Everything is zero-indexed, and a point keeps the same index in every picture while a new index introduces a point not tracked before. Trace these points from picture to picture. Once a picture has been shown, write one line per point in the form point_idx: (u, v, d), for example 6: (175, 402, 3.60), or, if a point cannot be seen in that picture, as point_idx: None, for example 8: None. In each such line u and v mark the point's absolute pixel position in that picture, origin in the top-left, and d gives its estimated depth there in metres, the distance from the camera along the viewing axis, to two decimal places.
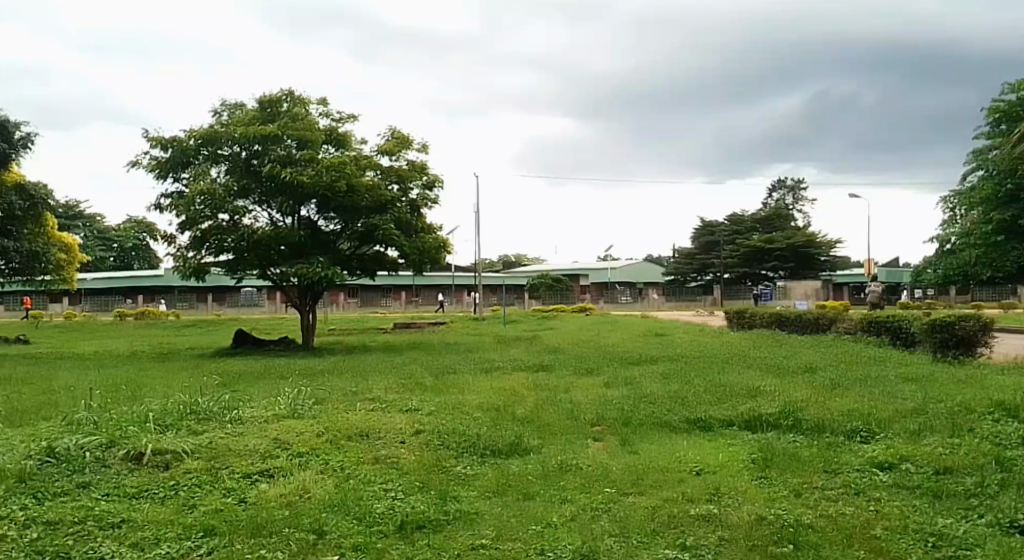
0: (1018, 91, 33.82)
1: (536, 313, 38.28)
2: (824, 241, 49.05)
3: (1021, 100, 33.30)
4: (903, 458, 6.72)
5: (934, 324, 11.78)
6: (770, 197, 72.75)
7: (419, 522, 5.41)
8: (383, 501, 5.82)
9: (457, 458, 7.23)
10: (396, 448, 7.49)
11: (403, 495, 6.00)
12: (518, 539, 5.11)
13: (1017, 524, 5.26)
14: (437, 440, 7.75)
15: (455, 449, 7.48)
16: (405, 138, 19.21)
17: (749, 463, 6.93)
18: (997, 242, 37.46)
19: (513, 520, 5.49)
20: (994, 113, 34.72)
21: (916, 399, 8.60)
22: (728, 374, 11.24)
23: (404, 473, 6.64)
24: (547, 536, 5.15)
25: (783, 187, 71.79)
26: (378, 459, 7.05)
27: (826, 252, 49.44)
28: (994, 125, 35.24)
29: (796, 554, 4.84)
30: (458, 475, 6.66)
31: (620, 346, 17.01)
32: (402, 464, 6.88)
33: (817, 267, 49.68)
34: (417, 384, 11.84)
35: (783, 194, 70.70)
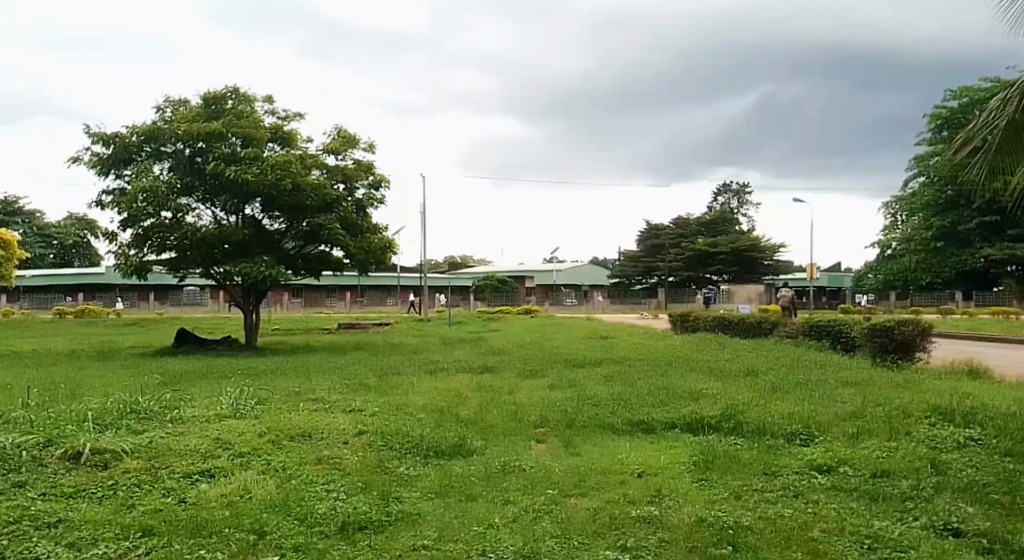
0: (960, 99, 35.23)
1: (483, 314, 38.30)
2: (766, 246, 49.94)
3: (962, 107, 34.73)
4: (841, 461, 6.93)
5: (874, 328, 12.14)
6: (714, 201, 73.98)
7: (361, 523, 5.37)
8: (325, 502, 5.76)
9: (401, 459, 7.20)
10: (339, 448, 7.43)
11: (345, 496, 5.96)
12: (460, 541, 5.12)
13: (951, 527, 5.47)
14: (381, 441, 7.71)
15: (400, 450, 7.46)
16: (352, 138, 19.07)
17: (691, 465, 7.07)
18: (937, 248, 39.20)
19: (455, 521, 5.50)
20: (935, 120, 36.10)
21: (854, 403, 8.82)
22: (671, 377, 11.43)
23: (348, 473, 6.59)
24: (489, 537, 5.18)
25: (727, 191, 73.33)
26: (321, 459, 6.99)
27: (769, 257, 50.39)
28: (934, 131, 36.62)
29: (734, 556, 4.96)
30: (401, 476, 6.64)
31: (565, 348, 17.04)
32: (345, 465, 6.83)
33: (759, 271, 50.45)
34: (362, 384, 11.80)
35: (727, 199, 72.38)
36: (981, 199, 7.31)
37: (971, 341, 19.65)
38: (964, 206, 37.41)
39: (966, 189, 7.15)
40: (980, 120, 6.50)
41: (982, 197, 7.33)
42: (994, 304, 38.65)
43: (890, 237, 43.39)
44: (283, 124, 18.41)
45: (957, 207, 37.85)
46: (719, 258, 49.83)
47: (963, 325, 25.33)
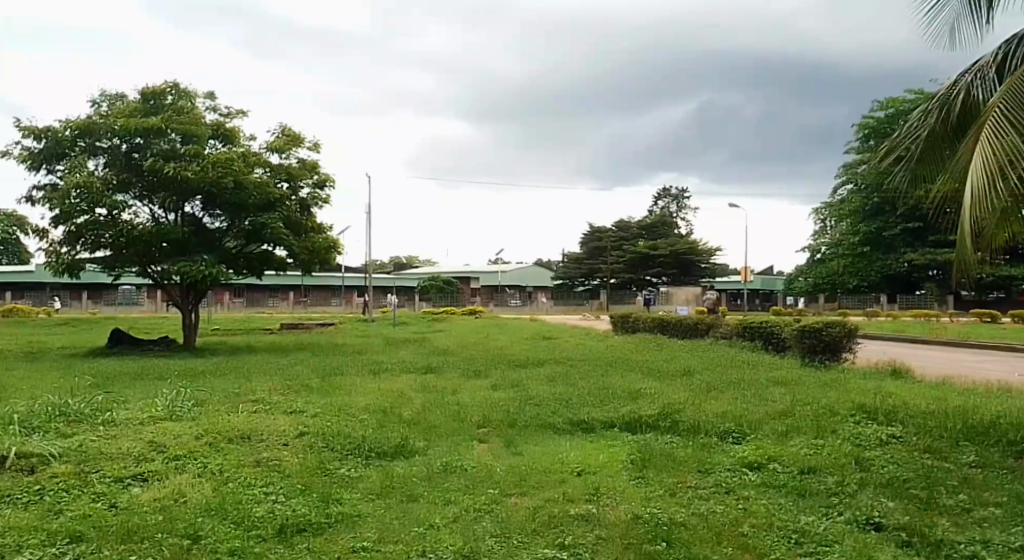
0: (886, 109, 36.28)
1: (428, 315, 38.30)
2: (704, 249, 50.66)
3: (887, 117, 35.83)
4: (770, 458, 7.14)
5: (804, 330, 12.49)
6: (655, 204, 74.94)
7: (299, 525, 5.38)
8: (263, 505, 5.73)
9: (341, 460, 7.19)
10: (278, 450, 7.39)
11: (283, 499, 5.94)
12: (399, 542, 5.15)
13: (872, 521, 5.70)
14: (321, 443, 7.69)
15: (341, 451, 7.45)
16: (297, 136, 18.91)
17: (629, 463, 7.19)
18: (862, 253, 40.45)
19: (395, 522, 5.53)
20: (863, 129, 37.12)
21: (785, 402, 9.08)
22: (611, 377, 11.59)
23: (287, 475, 6.57)
24: (429, 538, 5.22)
25: (668, 196, 74.33)
26: (259, 462, 6.93)
27: (706, 261, 51.12)
28: (862, 140, 37.69)
29: (667, 553, 5.08)
30: (342, 477, 6.64)
31: (510, 348, 17.16)
32: (285, 467, 6.80)
33: (698, 274, 51.29)
34: (302, 385, 11.72)
35: (667, 203, 73.36)
36: (905, 206, 7.59)
37: (898, 341, 20.31)
38: (892, 213, 38.57)
39: (890, 197, 7.42)
40: (904, 130, 6.75)
41: (905, 204, 7.63)
42: (915, 306, 40.36)
43: (818, 242, 44.74)
44: (225, 121, 18.14)
45: (886, 211, 38.98)
46: (659, 261, 50.51)
47: (886, 327, 26.23)
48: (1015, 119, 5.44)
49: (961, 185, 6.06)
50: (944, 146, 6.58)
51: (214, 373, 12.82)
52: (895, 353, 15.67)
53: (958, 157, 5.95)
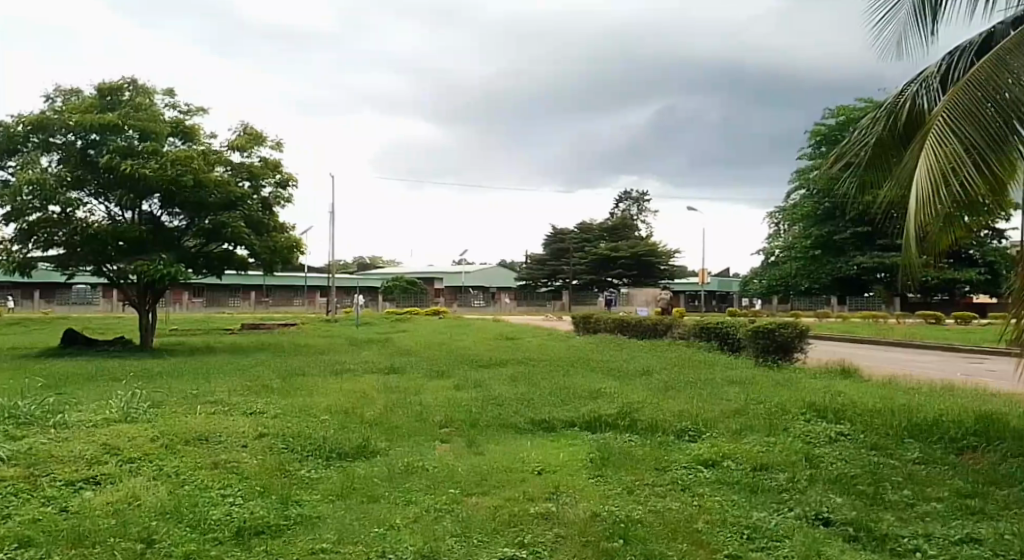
0: (838, 118, 36.97)
1: (390, 314, 38.47)
2: (664, 251, 51.09)
3: (838, 126, 36.53)
4: (725, 456, 7.30)
5: (758, 330, 12.71)
6: (616, 207, 75.47)
7: (257, 528, 5.39)
8: (220, 508, 5.73)
9: (301, 462, 7.20)
10: (237, 452, 7.37)
11: (241, 501, 5.94)
12: (358, 543, 5.20)
13: (821, 517, 5.86)
14: (281, 444, 7.68)
15: (301, 452, 7.46)
16: (259, 134, 18.78)
17: (588, 462, 7.30)
18: (814, 256, 41.59)
19: (355, 523, 5.57)
20: (814, 137, 37.76)
21: (739, 400, 9.26)
22: (572, 377, 11.72)
23: (246, 477, 6.56)
24: (388, 538, 5.27)
25: (628, 198, 74.90)
26: (217, 463, 6.92)
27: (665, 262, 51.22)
28: (814, 147, 38.33)
29: (626, 549, 5.19)
30: (302, 478, 6.66)
31: (472, 349, 17.24)
32: (243, 469, 6.79)
33: (658, 276, 51.40)
34: (262, 386, 11.67)
35: (628, 206, 73.99)
36: (855, 211, 7.80)
37: (852, 341, 20.72)
38: (841, 218, 39.20)
39: (841, 201, 7.62)
40: (853, 137, 6.93)
41: (856, 209, 7.83)
42: (865, 308, 41.30)
43: (773, 245, 45.53)
44: (184, 118, 17.96)
45: (836, 215, 39.53)
46: (620, 263, 50.83)
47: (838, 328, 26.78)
48: (957, 129, 5.55)
49: (906, 192, 6.24)
50: (891, 153, 6.78)
51: (170, 374, 12.70)
52: (844, 353, 16.01)
53: (904, 164, 6.14)
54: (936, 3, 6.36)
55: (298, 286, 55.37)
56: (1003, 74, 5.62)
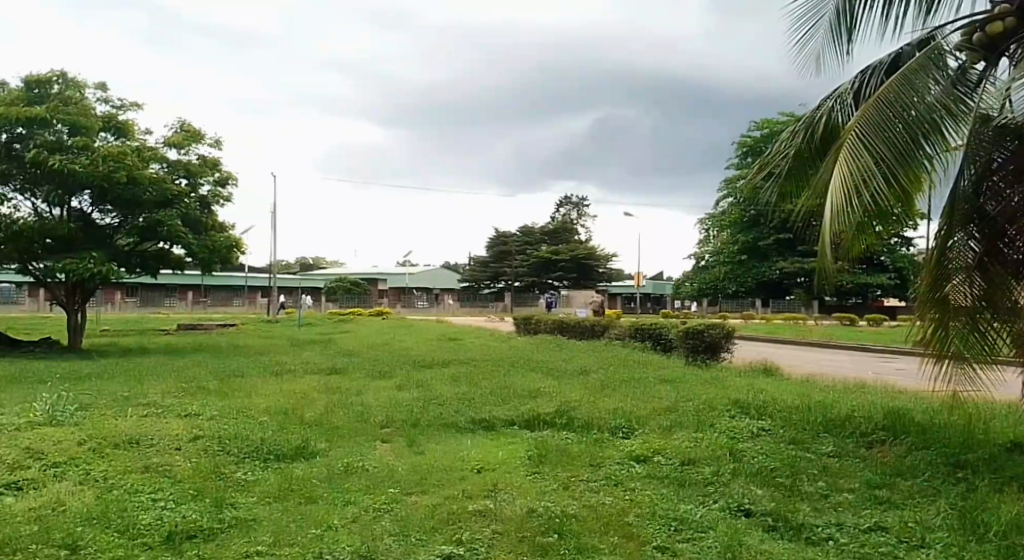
0: (762, 130, 38.00)
1: (329, 316, 38.38)
2: (603, 255, 51.78)
3: (762, 137, 37.54)
4: (656, 451, 7.61)
5: (688, 331, 13.14)
6: (556, 212, 76.23)
7: (189, 532, 5.49)
8: (150, 512, 5.81)
9: (237, 464, 7.28)
10: (170, 455, 7.41)
11: (173, 504, 6.02)
12: (295, 544, 5.34)
13: (744, 508, 6.20)
14: (216, 446, 7.75)
15: (238, 454, 7.53)
16: (196, 131, 18.61)
17: (526, 459, 7.55)
18: (741, 261, 42.65)
19: (291, 525, 5.70)
20: (740, 148, 38.77)
21: (670, 398, 9.62)
22: (512, 377, 11.98)
23: (178, 481, 6.63)
24: (326, 539, 5.42)
25: (568, 203, 75.79)
26: (148, 467, 6.97)
27: (604, 265, 51.95)
28: (742, 157, 39.30)
29: (560, 544, 5.43)
30: (238, 480, 6.76)
31: (415, 349, 17.46)
32: (176, 472, 6.86)
33: (597, 279, 52.11)
34: (197, 387, 11.64)
35: (568, 211, 74.92)
36: (778, 219, 8.23)
37: (777, 342, 21.47)
38: (763, 226, 39.97)
39: (764, 210, 8.03)
40: (774, 149, 7.34)
41: (779, 217, 8.25)
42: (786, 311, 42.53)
43: (703, 250, 46.52)
44: (118, 113, 17.72)
45: (758, 224, 40.00)
46: (561, 265, 51.30)
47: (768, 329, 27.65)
48: (868, 142, 5.87)
49: (822, 202, 6.65)
50: (809, 165, 7.20)
51: (100, 376, 12.56)
52: (767, 353, 16.60)
53: (820, 177, 6.56)
54: (850, 25, 6.78)
55: (236, 286, 54.62)
56: (909, 92, 5.99)
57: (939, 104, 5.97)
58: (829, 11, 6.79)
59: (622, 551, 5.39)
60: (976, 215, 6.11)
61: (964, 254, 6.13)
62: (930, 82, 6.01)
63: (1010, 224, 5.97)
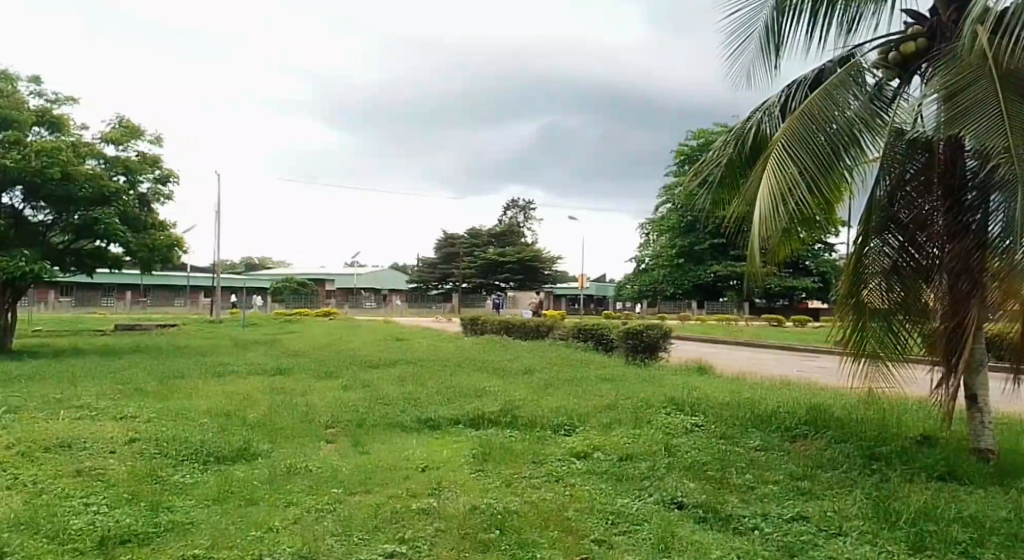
0: (698, 139, 38.80)
1: (271, 316, 38.10)
2: (549, 257, 52.25)
3: (698, 146, 38.29)
4: (595, 448, 7.88)
5: (628, 331, 13.49)
6: (504, 215, 76.65)
7: (123, 536, 5.58)
8: (82, 517, 5.87)
9: (175, 466, 7.34)
10: (104, 458, 7.45)
11: (106, 509, 6.09)
12: (234, 547, 5.46)
13: (677, 501, 6.48)
14: (152, 449, 7.79)
15: (176, 457, 7.59)
16: (135, 127, 18.40)
17: (470, 457, 7.76)
18: (678, 264, 43.62)
19: (231, 527, 5.82)
20: (678, 156, 39.54)
21: (610, 396, 9.91)
22: (456, 376, 12.17)
23: (112, 485, 6.68)
24: (266, 541, 5.55)
25: (515, 206, 76.25)
26: (81, 471, 7.00)
27: (550, 267, 52.44)
28: (680, 164, 40.01)
29: (501, 540, 5.64)
30: (176, 484, 6.83)
31: (362, 349, 17.59)
32: (110, 476, 6.90)
33: (543, 281, 52.58)
34: (135, 389, 11.58)
35: (515, 214, 75.42)
36: (711, 224, 8.58)
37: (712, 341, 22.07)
38: (699, 231, 40.66)
39: (698, 216, 8.37)
40: (708, 157, 7.68)
41: (712, 223, 8.61)
42: (721, 312, 43.52)
43: (644, 252, 47.40)
44: (52, 107, 17.43)
45: (694, 229, 40.71)
46: (507, 267, 51.65)
47: (706, 329, 28.50)
48: (793, 155, 6.21)
49: (751, 209, 6.99)
50: (739, 174, 7.55)
51: (32, 378, 12.40)
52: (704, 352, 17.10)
53: (749, 186, 6.89)
54: (778, 41, 7.15)
55: (177, 287, 53.73)
56: (831, 106, 6.33)
57: (858, 118, 6.32)
58: (758, 28, 7.15)
59: (562, 545, 5.62)
60: (891, 222, 6.51)
61: (879, 260, 6.53)
62: (850, 98, 6.36)
63: (921, 231, 6.38)
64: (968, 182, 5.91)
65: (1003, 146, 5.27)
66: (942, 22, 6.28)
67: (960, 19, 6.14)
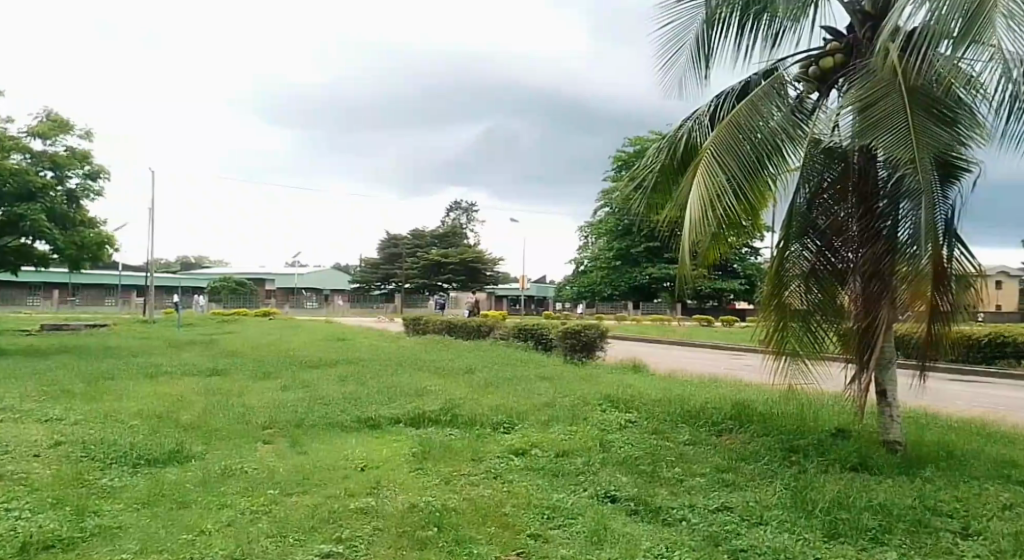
0: (636, 145, 39.42)
1: (203, 317, 37.47)
2: (492, 258, 52.51)
3: (636, 153, 38.87)
4: (534, 445, 8.09)
5: (567, 331, 13.79)
6: (446, 215, 76.67)
7: (47, 542, 5.59)
8: (5, 524, 5.85)
9: (104, 469, 7.32)
10: (28, 463, 7.38)
11: (31, 514, 6.07)
12: (164, 551, 5.51)
13: (610, 495, 6.72)
14: (79, 452, 7.74)
15: (104, 460, 7.55)
16: (64, 122, 18.05)
17: (410, 456, 7.90)
18: (615, 266, 44.40)
19: (161, 530, 5.86)
20: (616, 161, 40.11)
21: (549, 394, 10.15)
22: (397, 376, 12.28)
23: (36, 489, 6.65)
24: (198, 544, 5.61)
25: (458, 208, 76.32)
26: (5, 476, 6.94)
27: (493, 268, 52.73)
28: (617, 170, 40.58)
29: (438, 537, 5.80)
30: (104, 488, 6.82)
31: (301, 349, 17.55)
32: (35, 480, 6.86)
33: (485, 282, 52.87)
34: (63, 390, 11.41)
35: (458, 215, 75.50)
36: (646, 229, 8.91)
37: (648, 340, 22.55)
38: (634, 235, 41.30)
39: (633, 220, 8.68)
40: (642, 164, 7.99)
41: (647, 227, 8.93)
42: (655, 313, 44.46)
43: (583, 255, 48.02)
44: None
45: (628, 234, 41.33)
46: (450, 268, 51.79)
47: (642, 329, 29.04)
48: (721, 163, 6.52)
49: (682, 214, 7.30)
50: (671, 181, 7.87)
51: None
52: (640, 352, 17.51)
53: (679, 193, 7.19)
54: (708, 53, 7.49)
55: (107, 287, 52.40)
56: (755, 117, 6.66)
57: (780, 129, 6.67)
58: (689, 40, 7.48)
59: (499, 540, 5.79)
60: (810, 228, 6.87)
61: (798, 263, 6.90)
62: (773, 110, 6.71)
63: (837, 237, 6.75)
64: (878, 191, 6.29)
65: (909, 158, 5.65)
66: (857, 39, 6.67)
67: (873, 37, 6.53)
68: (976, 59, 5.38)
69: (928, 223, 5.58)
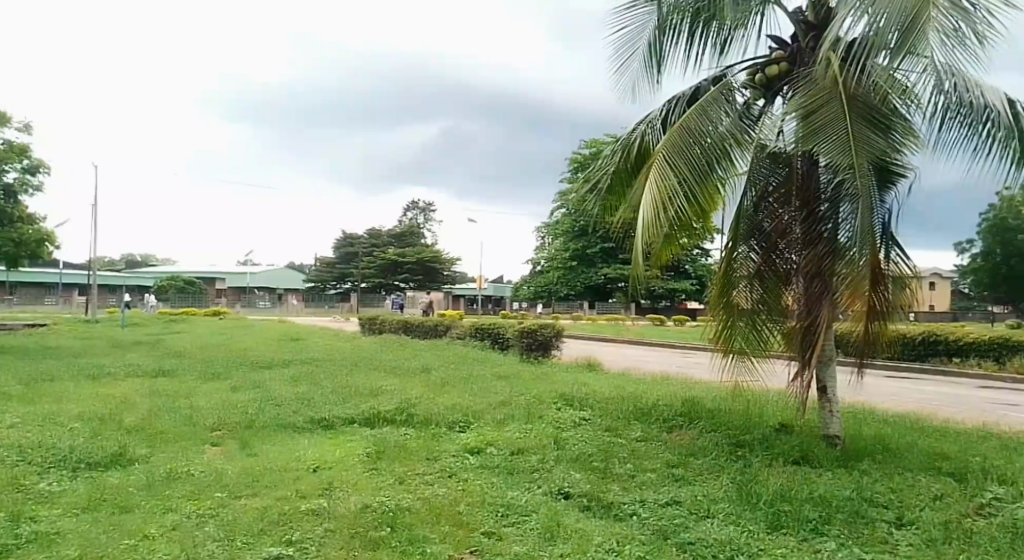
0: (592, 147, 39.74)
1: (151, 317, 36.83)
2: (449, 258, 52.54)
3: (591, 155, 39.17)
4: (489, 443, 8.20)
5: (523, 330, 13.93)
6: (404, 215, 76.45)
7: None
8: None
9: (42, 474, 7.26)
10: None
11: None
12: (105, 556, 5.51)
13: (563, 491, 6.86)
14: (17, 457, 7.66)
15: (42, 465, 7.49)
16: (3, 115, 17.71)
17: (363, 456, 7.96)
18: (572, 267, 44.66)
19: (103, 535, 5.85)
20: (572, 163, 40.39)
21: (504, 393, 10.27)
22: (350, 376, 12.30)
23: None
24: (140, 548, 5.63)
25: (416, 207, 76.17)
26: None
27: (450, 268, 52.77)
28: (572, 172, 40.89)
29: (389, 537, 5.88)
30: (42, 493, 6.77)
31: (252, 349, 17.44)
32: None
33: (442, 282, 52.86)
34: (4, 392, 11.23)
35: (415, 214, 75.35)
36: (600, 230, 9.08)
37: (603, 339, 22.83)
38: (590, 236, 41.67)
39: (587, 221, 8.85)
40: (597, 166, 8.15)
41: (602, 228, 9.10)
42: (610, 312, 44.83)
43: (540, 255, 48.27)
44: None
45: (584, 234, 41.66)
46: (407, 267, 51.68)
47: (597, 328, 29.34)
48: (673, 166, 6.69)
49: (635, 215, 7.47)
50: (624, 183, 8.05)
51: None
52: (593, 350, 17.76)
53: (633, 194, 7.36)
54: (660, 59, 7.68)
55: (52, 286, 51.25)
56: (705, 122, 6.85)
57: (729, 133, 6.88)
58: (641, 45, 7.66)
59: (452, 539, 5.88)
60: (756, 231, 7.09)
61: (746, 264, 7.12)
62: (722, 115, 6.91)
63: (781, 239, 6.98)
64: (820, 195, 6.53)
65: (849, 163, 5.89)
66: (801, 48, 6.92)
67: (816, 47, 6.78)
68: (910, 70, 5.61)
69: (866, 227, 5.81)
